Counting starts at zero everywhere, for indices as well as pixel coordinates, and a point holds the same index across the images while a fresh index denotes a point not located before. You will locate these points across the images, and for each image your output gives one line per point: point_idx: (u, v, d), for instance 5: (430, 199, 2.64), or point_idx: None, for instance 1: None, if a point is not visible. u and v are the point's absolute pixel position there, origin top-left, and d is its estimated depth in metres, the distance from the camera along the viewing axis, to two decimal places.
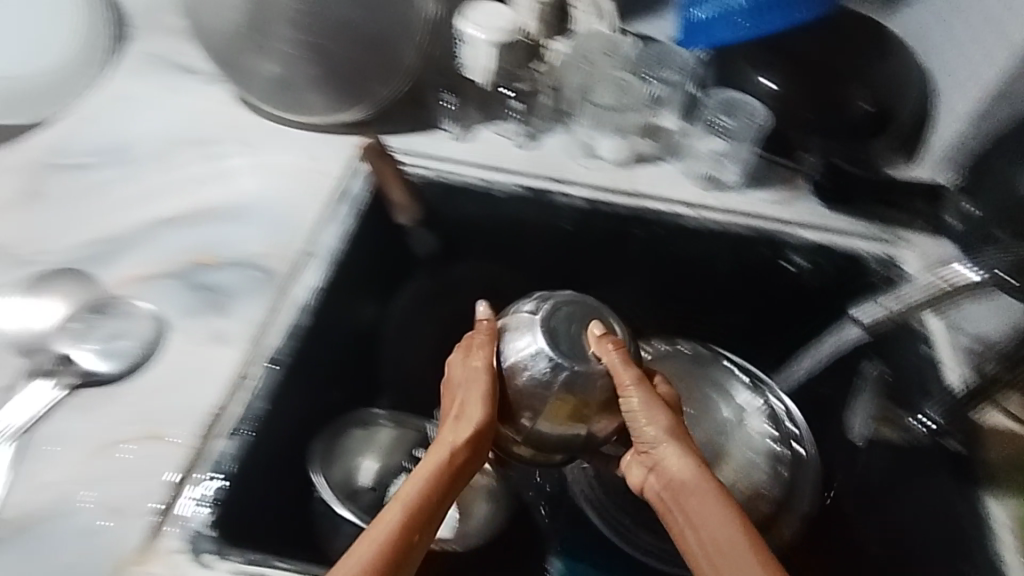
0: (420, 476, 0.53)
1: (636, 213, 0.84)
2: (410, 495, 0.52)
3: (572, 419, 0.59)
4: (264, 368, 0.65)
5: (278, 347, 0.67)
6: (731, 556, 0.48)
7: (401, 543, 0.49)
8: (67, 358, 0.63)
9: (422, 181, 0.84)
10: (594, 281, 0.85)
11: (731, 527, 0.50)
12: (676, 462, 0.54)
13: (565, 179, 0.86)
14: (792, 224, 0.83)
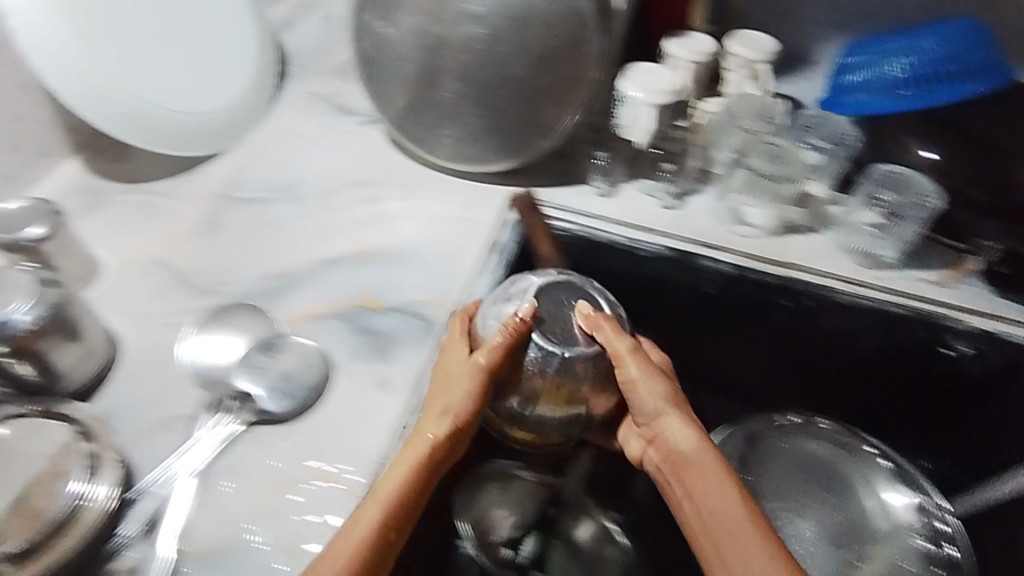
0: (428, 428, 0.59)
1: (786, 282, 0.82)
2: (426, 441, 0.58)
3: (569, 403, 0.64)
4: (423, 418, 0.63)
5: None
6: (730, 519, 0.54)
7: (423, 477, 0.57)
8: (243, 393, 0.65)
9: (570, 236, 0.85)
10: (715, 348, 0.90)
11: (731, 495, 0.55)
12: (686, 433, 0.60)
13: (713, 244, 0.84)
14: (958, 308, 0.77)
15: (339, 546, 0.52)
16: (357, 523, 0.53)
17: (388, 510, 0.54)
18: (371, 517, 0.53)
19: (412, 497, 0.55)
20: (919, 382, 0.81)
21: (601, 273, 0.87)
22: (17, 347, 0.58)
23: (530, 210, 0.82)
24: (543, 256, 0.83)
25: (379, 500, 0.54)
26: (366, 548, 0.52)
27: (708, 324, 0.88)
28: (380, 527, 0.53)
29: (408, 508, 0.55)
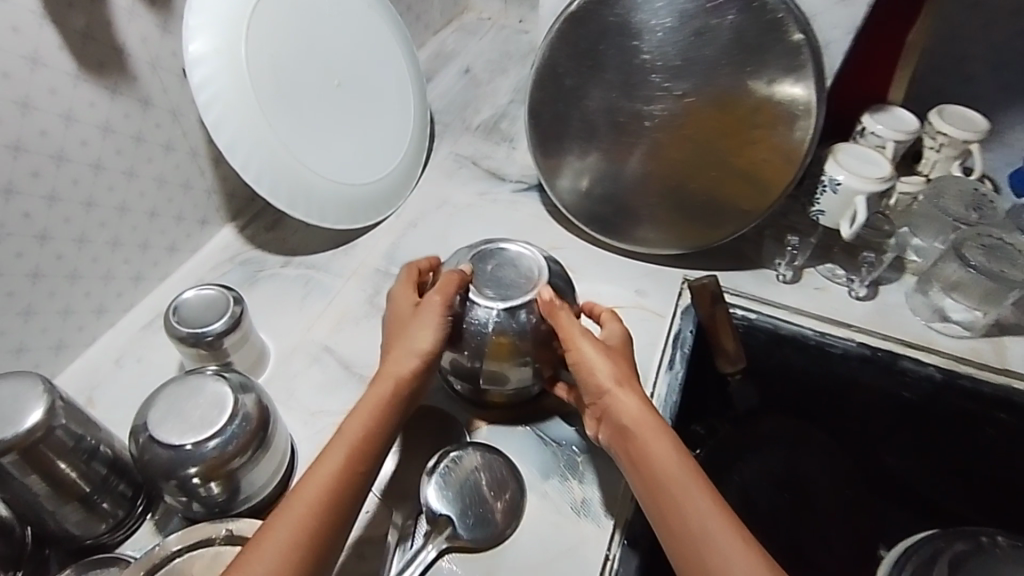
0: (382, 386, 0.53)
1: (1006, 396, 0.72)
2: (381, 395, 0.53)
3: (512, 359, 0.61)
4: (623, 548, 0.59)
5: (636, 521, 0.60)
6: (683, 495, 0.49)
7: (372, 442, 0.51)
8: (433, 516, 0.58)
9: (750, 328, 0.78)
10: (914, 467, 0.79)
11: (683, 472, 0.50)
12: (632, 406, 0.54)
13: (916, 345, 0.76)
14: None
15: (275, 525, 0.45)
16: (295, 497, 0.46)
17: (336, 482, 0.48)
18: (317, 489, 0.47)
19: (364, 459, 0.50)
20: None
21: (776, 370, 0.80)
22: (208, 471, 0.51)
23: (712, 301, 0.76)
24: (724, 351, 0.74)
25: (323, 472, 0.48)
26: (310, 526, 0.45)
27: (902, 434, 0.78)
28: (320, 499, 0.46)
29: (355, 476, 0.49)
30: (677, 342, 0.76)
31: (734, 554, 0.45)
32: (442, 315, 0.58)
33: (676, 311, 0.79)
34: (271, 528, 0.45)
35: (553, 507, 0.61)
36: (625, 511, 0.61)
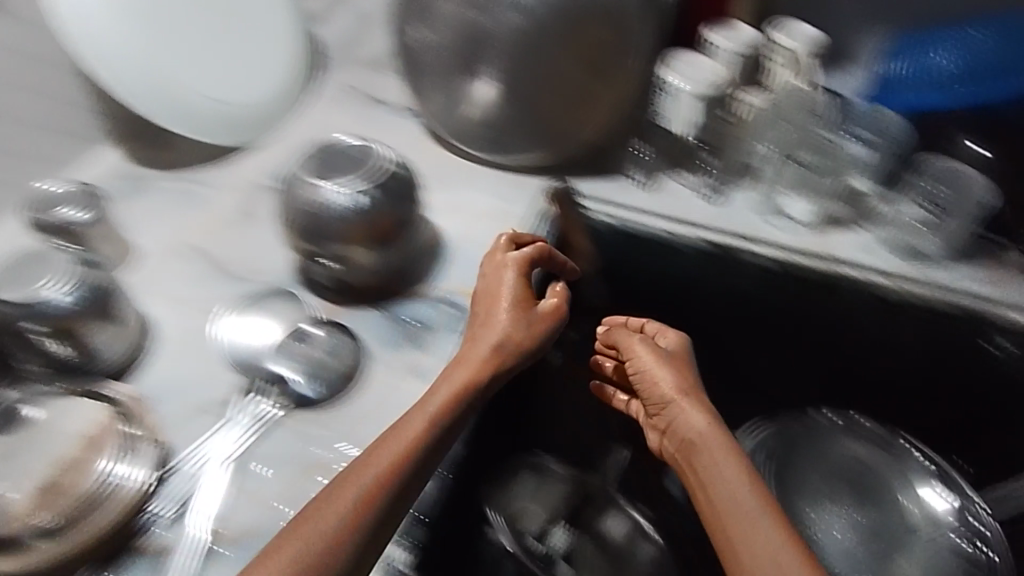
0: (466, 360, 0.61)
1: (830, 279, 0.80)
2: (468, 377, 0.60)
3: (364, 239, 0.68)
4: None
5: None
6: (748, 508, 0.53)
7: (453, 418, 0.57)
8: (282, 379, 0.65)
9: (609, 228, 0.83)
10: (747, 353, 0.90)
11: (747, 487, 0.55)
12: (664, 389, 0.64)
13: (750, 238, 0.82)
14: (1001, 305, 0.76)
15: (363, 473, 0.51)
16: (380, 453, 0.52)
17: (419, 435, 0.55)
18: (393, 452, 0.52)
19: (443, 433, 0.55)
20: (968, 383, 0.80)
21: (634, 267, 0.85)
22: (60, 328, 0.62)
23: (564, 207, 0.84)
24: (578, 249, 0.85)
25: (409, 430, 0.54)
26: (388, 482, 0.51)
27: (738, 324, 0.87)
28: (395, 462, 0.52)
29: (433, 448, 0.55)
30: (531, 242, 0.82)
31: (770, 564, 0.50)
32: (529, 314, 0.66)
33: (535, 216, 0.84)
34: (360, 470, 0.51)
35: (392, 374, 0.67)
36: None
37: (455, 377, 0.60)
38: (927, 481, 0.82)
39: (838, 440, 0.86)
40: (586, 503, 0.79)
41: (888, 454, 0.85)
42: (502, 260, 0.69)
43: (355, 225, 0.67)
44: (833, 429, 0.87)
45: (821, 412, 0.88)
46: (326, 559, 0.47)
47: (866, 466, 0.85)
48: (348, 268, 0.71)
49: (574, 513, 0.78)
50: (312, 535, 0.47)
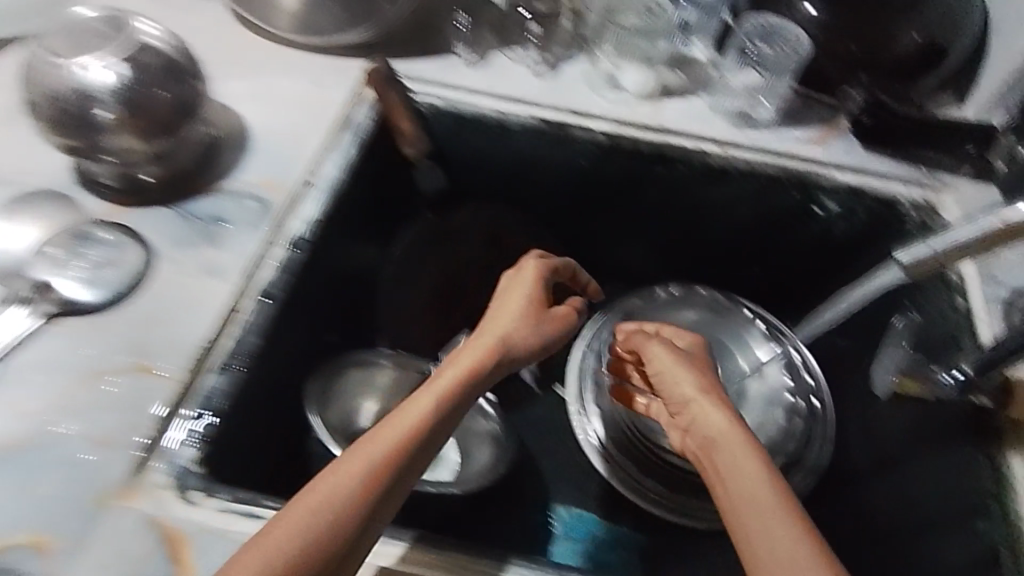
0: (466, 355, 0.58)
1: (660, 150, 0.79)
2: (466, 366, 0.57)
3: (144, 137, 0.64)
4: (256, 302, 0.63)
5: (272, 281, 0.65)
6: (763, 498, 0.50)
7: (446, 408, 0.54)
8: (48, 286, 0.61)
9: (437, 114, 0.80)
10: (592, 233, 0.90)
11: (759, 473, 0.52)
12: (685, 393, 0.62)
13: (585, 113, 0.80)
14: (827, 164, 0.79)
15: (357, 458, 0.49)
16: (371, 444, 0.50)
17: (414, 431, 0.52)
18: (391, 440, 0.50)
19: (435, 427, 0.53)
20: (790, 244, 0.84)
21: (467, 155, 0.84)
22: None
23: (384, 85, 0.77)
24: (402, 133, 0.78)
25: (393, 427, 0.51)
26: (384, 472, 0.49)
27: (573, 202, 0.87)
28: (389, 456, 0.50)
29: (428, 442, 0.52)
30: (351, 129, 0.77)
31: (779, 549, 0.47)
32: (555, 317, 0.64)
33: (356, 101, 0.79)
34: (357, 455, 0.49)
35: (184, 274, 0.64)
36: (268, 272, 0.66)
37: (466, 365, 0.57)
38: (767, 341, 0.85)
39: (681, 314, 0.87)
40: (423, 391, 0.77)
41: (728, 318, 0.87)
42: (529, 263, 0.67)
43: (122, 111, 0.61)
44: (671, 302, 0.88)
45: (658, 289, 0.88)
46: (314, 547, 0.45)
47: (709, 334, 0.87)
48: (139, 165, 0.68)
49: (411, 404, 0.76)
50: (301, 516, 0.46)
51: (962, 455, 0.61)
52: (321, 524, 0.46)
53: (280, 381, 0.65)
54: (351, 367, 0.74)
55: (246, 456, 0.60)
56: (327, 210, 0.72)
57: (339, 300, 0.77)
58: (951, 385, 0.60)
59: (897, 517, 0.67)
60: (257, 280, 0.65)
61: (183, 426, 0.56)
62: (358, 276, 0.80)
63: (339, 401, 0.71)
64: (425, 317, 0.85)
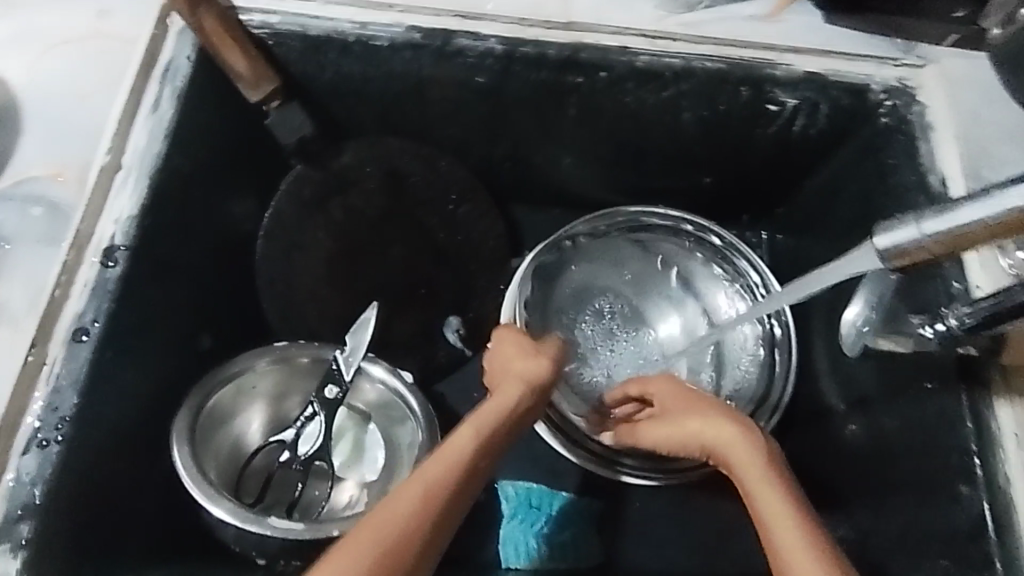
0: (502, 396, 0.51)
1: (573, 54, 0.62)
2: (506, 407, 0.50)
3: None
4: (69, 345, 0.49)
5: (85, 310, 0.51)
6: (784, 533, 0.43)
7: (489, 450, 0.47)
8: None
9: (278, 37, 0.61)
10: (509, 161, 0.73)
11: (789, 506, 0.45)
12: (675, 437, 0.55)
13: (472, 14, 0.61)
14: (780, 49, 0.62)
15: (401, 500, 0.42)
16: (420, 473, 0.44)
17: (453, 469, 0.45)
18: (441, 481, 0.44)
19: (485, 462, 0.47)
20: (742, 149, 0.69)
21: (330, 84, 0.65)
22: None
23: (191, 7, 0.57)
24: (237, 75, 0.59)
25: (434, 467, 0.45)
26: (429, 517, 0.42)
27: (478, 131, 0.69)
28: (442, 482, 0.44)
29: (475, 482, 0.46)
30: (166, 75, 0.58)
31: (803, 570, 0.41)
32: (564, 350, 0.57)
33: (168, 36, 0.59)
34: (399, 494, 0.42)
35: None
36: (72, 300, 0.51)
37: (507, 402, 0.51)
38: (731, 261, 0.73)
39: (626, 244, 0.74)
40: (332, 387, 0.63)
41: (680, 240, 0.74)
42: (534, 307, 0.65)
43: None
44: (599, 242, 0.74)
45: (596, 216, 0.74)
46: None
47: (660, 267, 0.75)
48: None
49: (316, 402, 0.63)
50: (346, 562, 0.39)
51: (941, 406, 0.54)
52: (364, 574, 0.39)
53: (127, 430, 0.53)
54: (229, 378, 0.61)
55: (94, 543, 0.49)
56: (149, 196, 0.55)
57: (200, 297, 0.63)
58: (934, 337, 0.49)
59: (867, 464, 0.61)
60: (61, 313, 0.50)
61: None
62: (222, 261, 0.65)
63: (224, 421, 0.61)
64: (320, 292, 0.69)
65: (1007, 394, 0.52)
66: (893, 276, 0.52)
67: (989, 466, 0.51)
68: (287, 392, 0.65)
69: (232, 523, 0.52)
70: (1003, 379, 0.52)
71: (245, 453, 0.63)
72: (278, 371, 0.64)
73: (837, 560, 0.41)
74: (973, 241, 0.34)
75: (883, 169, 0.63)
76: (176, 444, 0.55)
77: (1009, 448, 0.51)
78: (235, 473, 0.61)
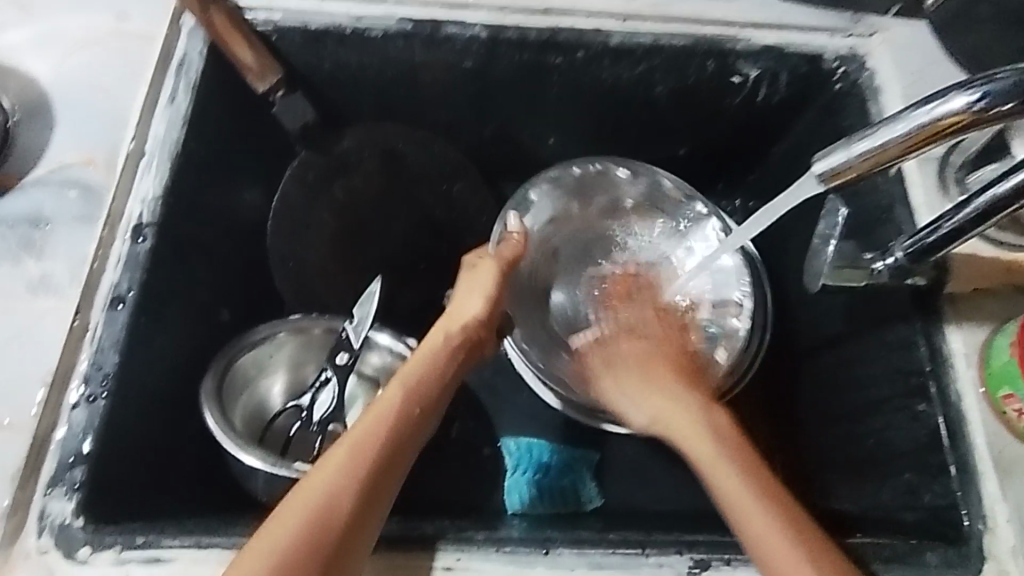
0: (424, 352, 0.58)
1: (551, 36, 0.67)
2: (430, 363, 0.58)
3: None
4: (106, 312, 0.55)
5: (119, 281, 0.56)
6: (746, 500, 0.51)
7: (403, 420, 0.53)
8: None
9: (280, 32, 0.66)
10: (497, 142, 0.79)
11: (751, 480, 0.53)
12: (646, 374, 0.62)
13: (458, 4, 0.67)
14: (739, 26, 0.68)
15: (335, 457, 0.49)
16: (342, 441, 0.51)
17: (373, 439, 0.51)
18: (372, 435, 0.51)
19: (399, 432, 0.53)
20: (712, 120, 0.75)
21: (329, 74, 0.70)
22: None
23: (203, 6, 0.63)
24: (245, 67, 0.64)
25: (357, 435, 0.51)
26: (364, 466, 0.49)
27: (468, 113, 0.75)
28: (364, 449, 0.50)
29: (405, 434, 0.53)
30: (180, 70, 0.63)
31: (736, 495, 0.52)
32: (497, 283, 0.63)
33: (180, 34, 0.65)
34: (332, 454, 0.50)
35: (9, 296, 0.55)
36: (109, 272, 0.56)
37: (427, 357, 0.58)
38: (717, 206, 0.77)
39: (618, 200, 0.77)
40: (343, 353, 0.67)
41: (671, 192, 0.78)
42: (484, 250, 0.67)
43: None
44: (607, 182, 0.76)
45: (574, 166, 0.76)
46: (313, 534, 0.46)
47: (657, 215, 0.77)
48: None
49: (330, 369, 0.67)
50: (290, 513, 0.46)
51: (900, 335, 0.59)
52: (307, 520, 0.46)
53: (157, 390, 0.59)
54: (250, 346, 0.67)
55: (136, 488, 0.54)
56: (171, 179, 0.60)
57: (218, 275, 0.68)
58: (885, 270, 0.56)
59: (839, 399, 0.67)
60: (99, 284, 0.56)
61: (55, 477, 0.50)
62: (237, 240, 0.70)
63: (248, 386, 0.67)
64: (327, 268, 0.74)
65: (957, 320, 0.58)
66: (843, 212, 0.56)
67: (944, 384, 0.56)
68: (303, 360, 0.70)
69: (262, 469, 0.57)
70: (953, 308, 0.58)
71: (266, 414, 0.68)
72: (295, 342, 0.69)
73: (793, 525, 0.50)
74: (891, 156, 0.40)
75: (839, 130, 0.68)
76: (206, 405, 0.60)
77: (961, 367, 0.56)
78: (258, 432, 0.66)
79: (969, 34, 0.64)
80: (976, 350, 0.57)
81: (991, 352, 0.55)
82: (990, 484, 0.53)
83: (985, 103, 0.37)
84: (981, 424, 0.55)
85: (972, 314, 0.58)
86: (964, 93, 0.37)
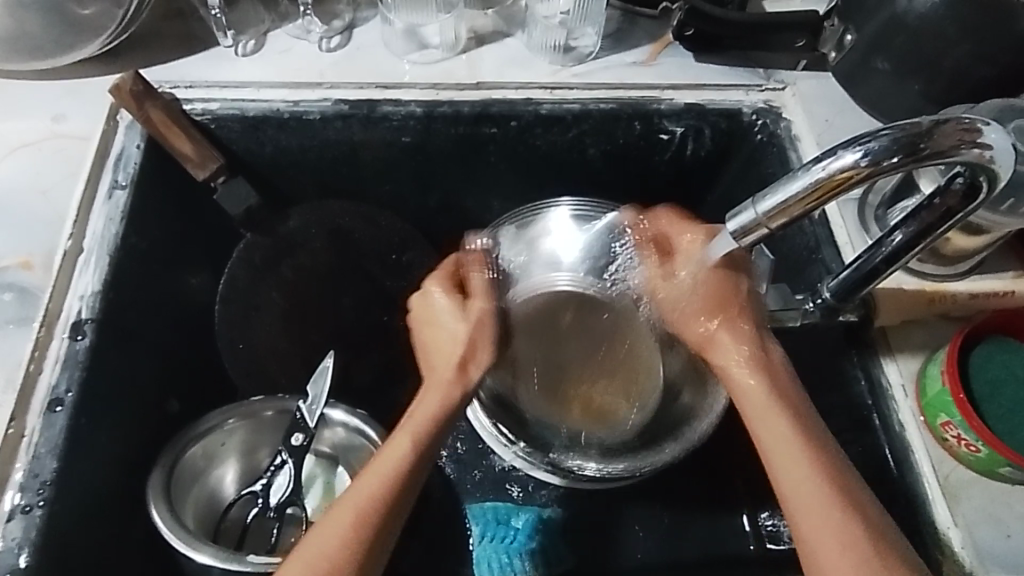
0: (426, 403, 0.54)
1: (484, 108, 0.70)
2: (449, 400, 0.54)
3: None
4: (44, 415, 0.54)
5: (57, 381, 0.55)
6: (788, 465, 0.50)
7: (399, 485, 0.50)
8: None
9: (218, 121, 0.68)
10: (442, 211, 0.80)
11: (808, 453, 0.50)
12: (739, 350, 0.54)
13: (392, 84, 0.70)
14: (661, 88, 0.72)
15: (333, 521, 0.49)
16: (345, 500, 0.50)
17: (375, 496, 0.50)
18: (366, 495, 0.50)
19: (394, 501, 0.50)
20: (646, 176, 0.78)
21: (271, 158, 0.71)
22: None
23: (138, 103, 0.64)
24: (184, 155, 0.65)
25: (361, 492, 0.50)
26: (362, 533, 0.49)
27: (409, 185, 0.76)
28: (368, 509, 0.49)
29: (413, 477, 0.52)
30: (119, 164, 0.64)
31: (775, 441, 0.50)
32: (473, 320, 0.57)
33: (118, 130, 0.66)
34: (334, 517, 0.49)
35: None
36: (47, 374, 0.55)
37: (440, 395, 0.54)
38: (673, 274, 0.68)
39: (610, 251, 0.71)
40: (298, 434, 0.65)
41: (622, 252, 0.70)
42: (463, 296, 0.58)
43: None
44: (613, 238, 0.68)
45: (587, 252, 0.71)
46: None
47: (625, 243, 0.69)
48: None
49: (285, 451, 0.65)
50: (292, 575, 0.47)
51: (843, 372, 0.61)
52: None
53: (99, 492, 0.57)
54: (199, 437, 0.65)
55: None
56: (110, 274, 0.60)
57: (163, 364, 0.67)
58: (814, 311, 0.58)
59: None
60: (37, 387, 0.55)
61: None
62: (180, 328, 0.69)
63: (197, 479, 0.65)
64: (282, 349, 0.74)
65: (891, 352, 0.60)
66: (766, 258, 0.60)
67: (886, 416, 0.58)
68: (255, 444, 0.68)
69: (216, 566, 0.55)
70: (885, 340, 0.60)
71: (220, 505, 0.66)
72: (246, 427, 0.67)
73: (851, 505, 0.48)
74: (795, 211, 0.43)
75: (765, 178, 0.72)
76: (154, 503, 0.59)
77: (900, 398, 0.58)
78: (212, 524, 0.65)
79: (870, 84, 0.69)
80: (911, 381, 0.58)
81: (926, 381, 0.57)
82: (943, 514, 0.54)
83: (869, 159, 0.41)
84: (928, 453, 0.56)
85: (904, 346, 0.60)
86: (851, 151, 0.41)
